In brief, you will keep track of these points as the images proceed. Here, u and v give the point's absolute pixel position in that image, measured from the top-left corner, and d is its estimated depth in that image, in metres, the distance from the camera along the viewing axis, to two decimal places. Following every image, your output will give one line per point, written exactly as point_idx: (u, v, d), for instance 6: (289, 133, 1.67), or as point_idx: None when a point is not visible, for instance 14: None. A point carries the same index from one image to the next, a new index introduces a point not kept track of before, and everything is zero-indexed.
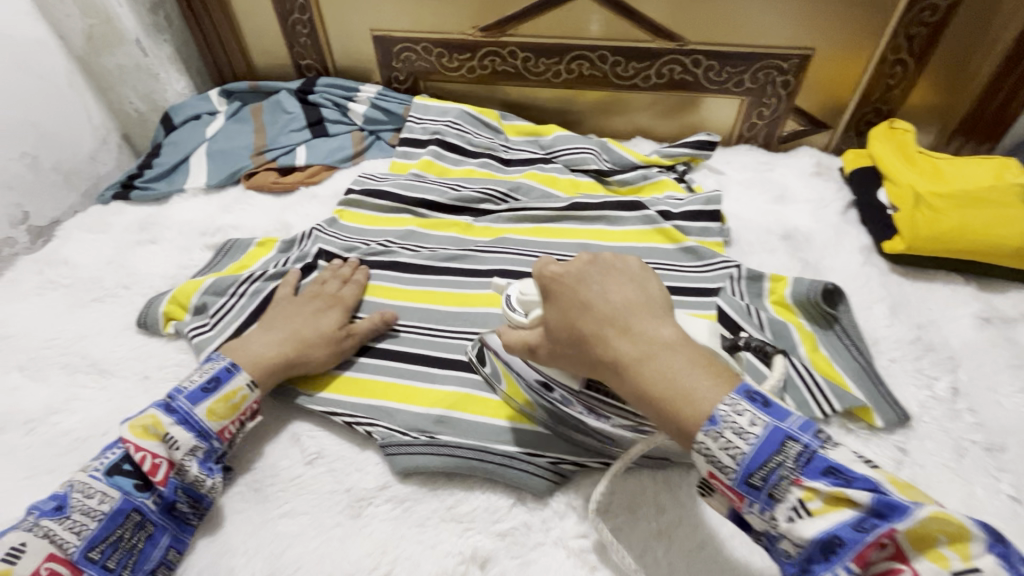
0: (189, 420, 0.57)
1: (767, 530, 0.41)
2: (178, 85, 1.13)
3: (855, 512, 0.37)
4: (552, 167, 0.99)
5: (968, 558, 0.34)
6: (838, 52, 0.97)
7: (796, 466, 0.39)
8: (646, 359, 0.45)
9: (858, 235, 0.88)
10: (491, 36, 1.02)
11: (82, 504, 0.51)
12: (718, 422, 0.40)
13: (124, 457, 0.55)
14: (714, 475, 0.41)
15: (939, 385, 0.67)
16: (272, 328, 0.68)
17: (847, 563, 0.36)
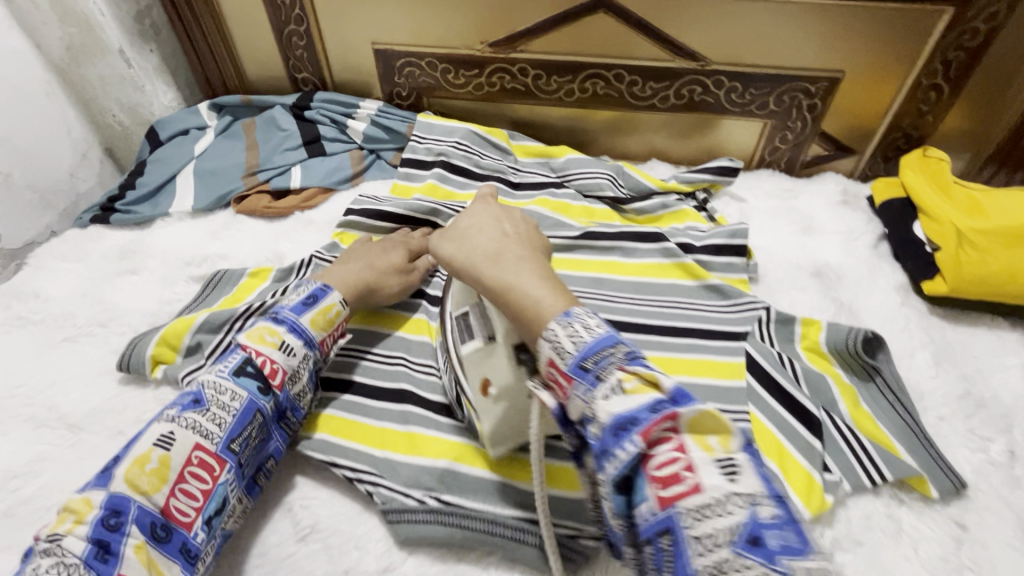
0: (297, 330, 0.59)
1: (583, 416, 0.39)
2: (165, 97, 1.06)
3: (659, 396, 0.37)
4: (564, 193, 0.93)
5: (729, 449, 0.36)
6: (869, 76, 0.91)
7: (624, 358, 0.40)
8: (479, 261, 0.49)
9: (892, 272, 0.82)
10: (501, 53, 0.96)
11: (219, 398, 0.52)
12: (572, 316, 0.42)
13: (244, 361, 0.55)
14: (552, 361, 0.41)
15: (994, 448, 0.61)
16: (349, 261, 0.69)
17: (635, 440, 0.36)
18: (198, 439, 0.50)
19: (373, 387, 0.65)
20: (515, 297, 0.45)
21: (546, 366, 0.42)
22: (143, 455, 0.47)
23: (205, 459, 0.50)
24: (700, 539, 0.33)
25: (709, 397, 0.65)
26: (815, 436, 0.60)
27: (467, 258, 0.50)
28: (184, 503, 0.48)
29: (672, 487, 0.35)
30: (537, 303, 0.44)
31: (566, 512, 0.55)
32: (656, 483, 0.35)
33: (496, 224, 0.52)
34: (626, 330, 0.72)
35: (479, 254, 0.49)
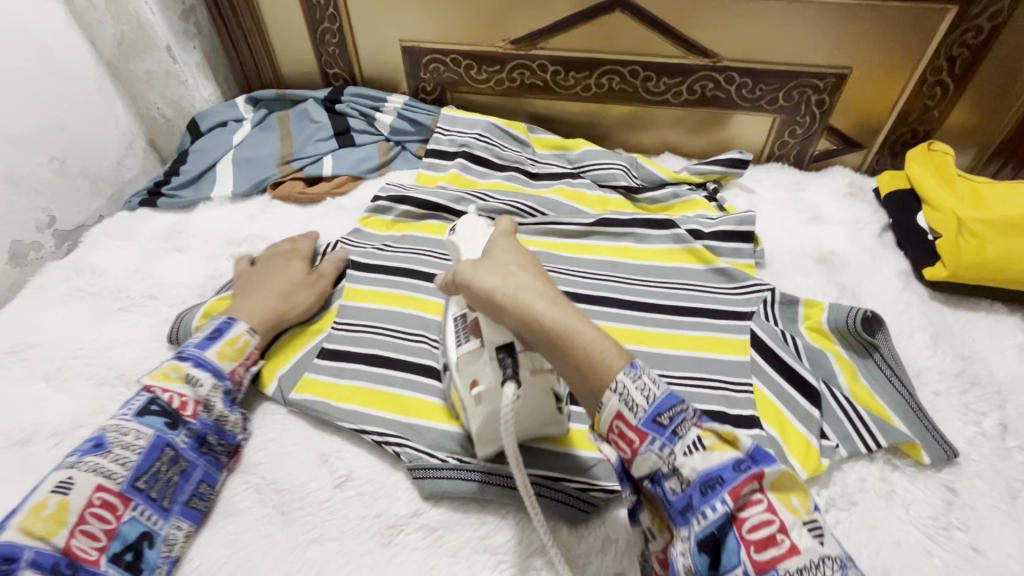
0: (202, 361, 0.62)
1: (657, 470, 0.44)
2: (205, 91, 1.13)
3: (738, 454, 0.43)
4: (580, 182, 0.98)
5: (809, 509, 0.42)
6: (876, 72, 0.95)
7: (694, 415, 0.45)
8: (522, 290, 0.47)
9: (896, 260, 0.86)
10: (521, 49, 1.01)
11: (120, 440, 0.55)
12: (637, 369, 0.45)
13: (150, 400, 0.58)
14: (621, 415, 0.44)
15: (987, 421, 0.65)
16: (253, 292, 0.72)
17: (722, 496, 0.41)
18: (99, 480, 0.52)
19: (401, 359, 0.69)
20: (578, 342, 0.46)
21: (614, 420, 0.45)
22: (39, 504, 0.49)
23: (108, 499, 0.52)
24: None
25: (714, 369, 0.69)
26: (813, 406, 0.64)
27: (510, 287, 0.47)
28: (87, 543, 0.50)
29: (767, 551, 0.39)
30: (598, 350, 0.45)
31: (581, 468, 0.60)
32: (750, 546, 0.39)
33: (524, 257, 0.51)
34: (638, 310, 0.77)
35: (526, 287, 0.48)
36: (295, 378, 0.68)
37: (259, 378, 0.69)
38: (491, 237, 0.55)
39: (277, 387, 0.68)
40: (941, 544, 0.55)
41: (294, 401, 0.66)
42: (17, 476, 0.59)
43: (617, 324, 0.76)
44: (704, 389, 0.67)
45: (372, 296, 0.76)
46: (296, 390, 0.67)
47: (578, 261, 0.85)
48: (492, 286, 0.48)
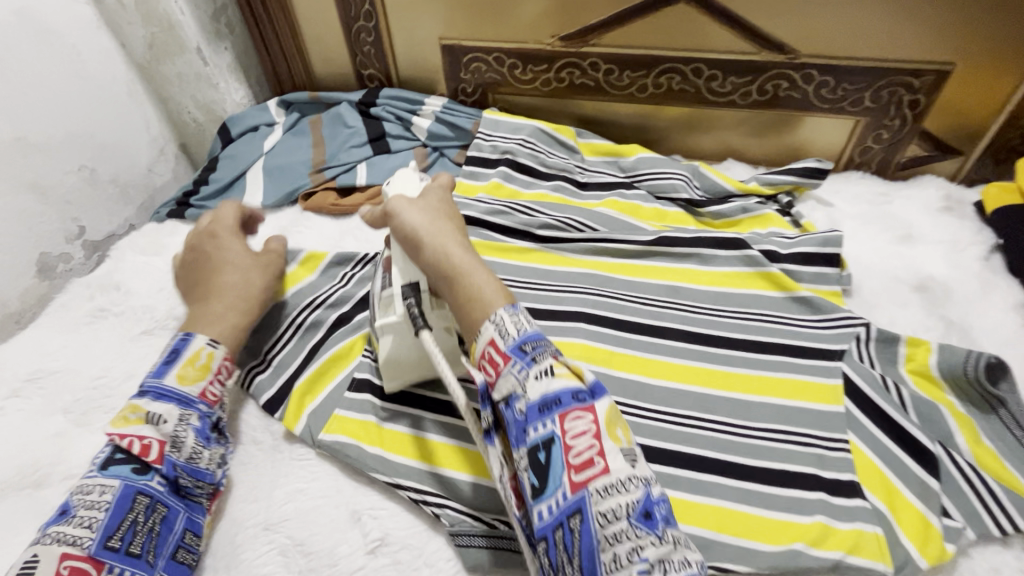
0: (163, 391, 0.55)
1: (512, 393, 0.46)
2: (236, 94, 1.08)
3: (580, 385, 0.46)
4: (634, 194, 0.88)
5: (629, 442, 0.46)
6: (985, 68, 0.82)
7: (555, 349, 0.48)
8: (440, 240, 0.53)
9: (1009, 289, 0.74)
10: (572, 47, 0.92)
11: (86, 500, 0.49)
12: (517, 310, 0.50)
13: (114, 449, 0.52)
14: (492, 341, 0.48)
15: None
16: (209, 298, 0.64)
17: (554, 417, 0.44)
18: (66, 549, 0.46)
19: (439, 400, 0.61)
20: (471, 282, 0.51)
21: (487, 345, 0.48)
22: None
23: (78, 566, 0.46)
24: (603, 513, 0.41)
25: (801, 420, 0.59)
26: (928, 473, 0.54)
27: (430, 230, 0.54)
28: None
29: (585, 473, 0.43)
30: (485, 292, 0.50)
31: None
32: (572, 469, 0.43)
33: (452, 211, 0.59)
34: (708, 344, 0.67)
35: (442, 234, 0.54)
36: (323, 418, 0.61)
37: (288, 411, 0.62)
38: (425, 185, 0.62)
39: (306, 426, 0.61)
40: None
41: (323, 443, 0.59)
42: (31, 524, 0.54)
43: (682, 361, 0.65)
44: (792, 445, 0.57)
45: None
46: (325, 429, 0.60)
47: (634, 285, 0.75)
48: (415, 226, 0.54)
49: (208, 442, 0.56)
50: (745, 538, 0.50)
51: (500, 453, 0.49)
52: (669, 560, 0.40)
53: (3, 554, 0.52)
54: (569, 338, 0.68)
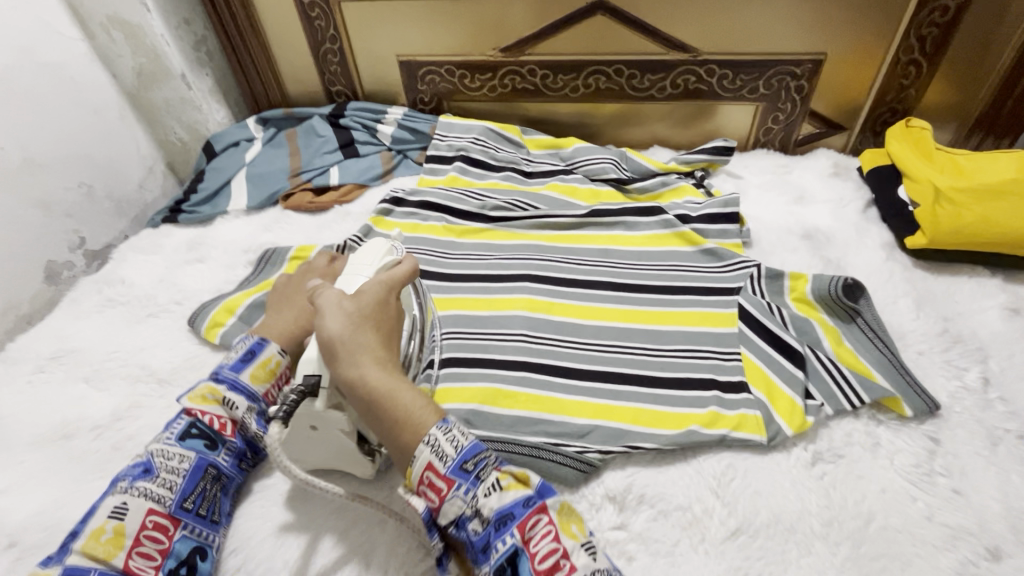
0: (237, 385, 0.62)
1: (462, 515, 0.48)
2: (218, 115, 1.21)
3: (529, 492, 0.49)
4: (572, 177, 1.03)
5: (585, 532, 0.50)
6: (851, 55, 0.99)
7: (495, 458, 0.51)
8: (360, 357, 0.52)
9: (880, 232, 0.89)
10: (511, 56, 1.07)
11: (166, 464, 0.56)
12: (449, 424, 0.51)
13: (191, 424, 0.60)
14: (431, 466, 0.48)
15: (970, 376, 0.67)
16: (281, 310, 0.73)
17: (513, 530, 0.46)
18: (151, 504, 0.54)
19: None
20: (398, 405, 0.51)
21: (424, 470, 0.48)
22: (97, 528, 0.50)
23: (159, 521, 0.54)
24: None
25: (701, 339, 0.73)
26: (798, 369, 0.67)
27: (350, 342, 0.52)
28: (144, 562, 0.51)
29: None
30: (415, 412, 0.50)
31: (580, 434, 0.63)
32: (543, 573, 0.45)
33: (386, 317, 0.57)
34: (629, 290, 0.80)
35: (360, 347, 0.52)
36: None
37: None
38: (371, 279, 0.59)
39: None
40: (925, 489, 0.57)
41: None
42: (64, 465, 0.64)
43: (607, 304, 0.79)
44: (695, 358, 0.70)
45: None
46: None
47: (569, 250, 0.89)
48: (336, 336, 0.52)
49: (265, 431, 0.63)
50: (653, 426, 0.63)
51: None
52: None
53: (43, 487, 0.62)
54: (515, 293, 0.80)
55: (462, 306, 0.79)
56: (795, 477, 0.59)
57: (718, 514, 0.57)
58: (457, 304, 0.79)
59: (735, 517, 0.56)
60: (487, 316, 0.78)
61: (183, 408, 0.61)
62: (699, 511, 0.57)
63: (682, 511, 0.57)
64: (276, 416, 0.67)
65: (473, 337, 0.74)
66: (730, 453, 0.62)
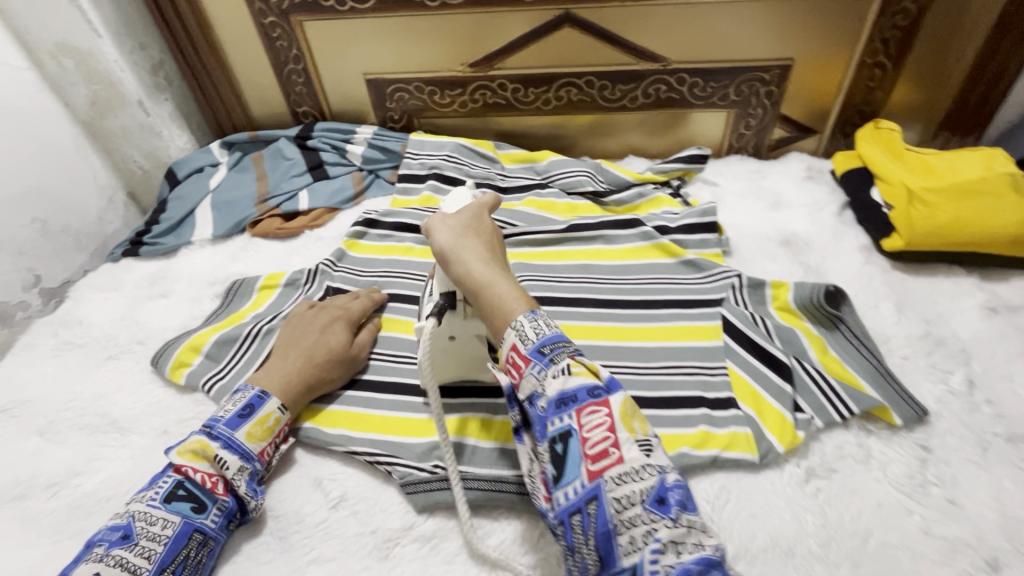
0: (231, 443, 0.59)
1: (533, 391, 0.51)
2: (180, 140, 1.15)
3: (597, 383, 0.50)
4: (549, 192, 1.01)
5: (647, 431, 0.49)
6: (817, 60, 0.99)
7: (571, 348, 0.52)
8: (468, 258, 0.56)
9: (856, 235, 0.89)
10: (480, 71, 1.05)
11: (147, 530, 0.52)
12: (536, 315, 0.54)
13: (177, 484, 0.56)
14: (515, 346, 0.52)
15: (954, 378, 0.67)
16: (285, 355, 0.68)
17: (570, 412, 0.48)
18: None
19: (384, 383, 0.71)
20: (495, 294, 0.55)
21: (509, 350, 0.53)
22: None
23: None
24: (618, 499, 0.44)
25: (687, 355, 0.71)
26: (784, 380, 0.66)
27: (456, 248, 0.57)
28: None
29: (601, 462, 0.46)
30: (507, 301, 0.54)
31: None
32: (590, 459, 0.46)
33: (485, 228, 0.60)
34: (612, 307, 0.79)
35: (467, 246, 0.57)
36: None
37: None
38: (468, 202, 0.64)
39: None
40: (919, 500, 0.56)
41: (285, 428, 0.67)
42: (17, 529, 0.60)
43: (590, 323, 0.77)
44: (681, 375, 0.69)
45: None
46: None
47: (548, 268, 0.86)
48: (448, 248, 0.57)
49: (258, 495, 0.59)
50: None
51: (530, 449, 0.54)
52: (687, 541, 0.43)
53: None
54: None
55: None
56: (789, 496, 0.58)
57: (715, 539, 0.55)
58: None
59: (731, 543, 0.55)
60: None
61: (170, 466, 0.58)
62: None
63: None
64: (267, 476, 0.63)
65: None
66: (723, 474, 0.60)
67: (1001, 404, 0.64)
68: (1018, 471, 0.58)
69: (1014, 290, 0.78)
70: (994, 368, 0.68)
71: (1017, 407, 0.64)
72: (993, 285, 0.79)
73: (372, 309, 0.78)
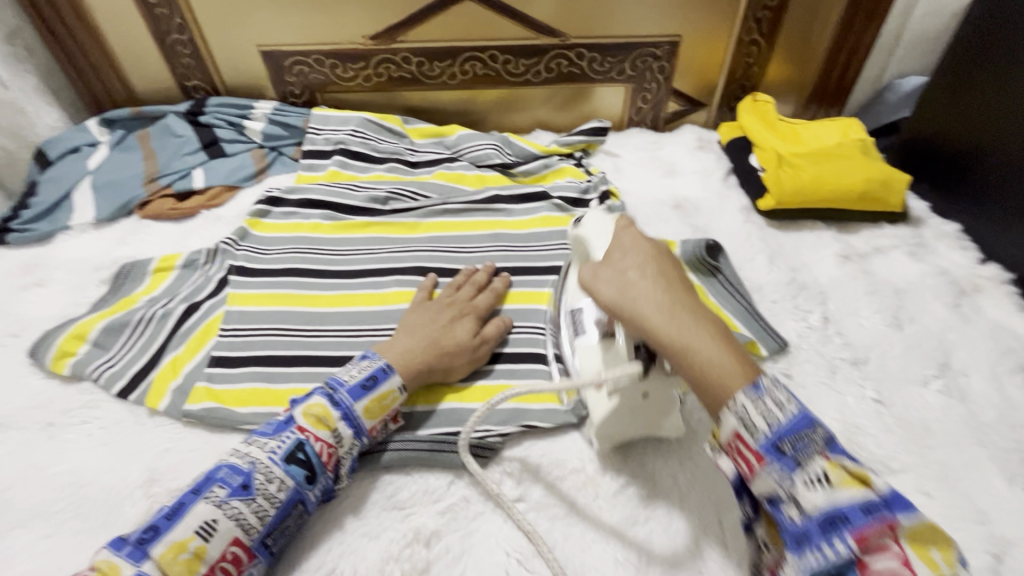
0: (352, 417, 0.57)
1: (773, 496, 0.41)
2: (49, 118, 1.05)
3: (870, 496, 0.38)
4: (458, 165, 1.02)
5: (952, 564, 0.36)
6: (702, 37, 1.07)
7: (822, 443, 0.40)
8: (642, 300, 0.48)
9: (738, 197, 0.98)
10: (382, 44, 1.04)
11: (265, 488, 0.51)
12: (763, 391, 0.42)
13: (298, 446, 0.53)
14: (739, 435, 0.42)
15: (813, 316, 0.77)
16: (411, 334, 0.66)
17: (843, 538, 0.36)
18: (237, 532, 0.49)
19: (291, 356, 0.71)
20: (694, 359, 0.45)
21: (732, 438, 0.43)
22: (179, 543, 0.46)
23: (238, 554, 0.49)
24: None
25: None
26: None
27: (630, 298, 0.49)
28: None
29: (883, 563, 0.35)
30: (716, 367, 0.44)
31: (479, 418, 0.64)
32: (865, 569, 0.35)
33: (648, 252, 0.52)
34: (519, 272, 0.82)
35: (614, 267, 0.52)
36: (187, 391, 0.66)
37: (147, 397, 0.66)
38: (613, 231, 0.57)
39: (170, 402, 0.65)
40: None
41: (190, 412, 0.64)
42: None
43: None
44: None
45: (262, 299, 0.77)
46: (191, 401, 0.65)
47: (457, 237, 0.88)
48: (589, 279, 0.53)
49: (351, 474, 0.58)
50: (550, 401, 0.65)
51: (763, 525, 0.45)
52: None
53: None
54: (409, 288, 0.80)
55: (353, 303, 0.78)
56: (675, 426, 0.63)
57: (609, 470, 0.60)
58: (347, 302, 0.78)
59: (624, 471, 0.60)
60: (379, 311, 0.77)
61: (292, 422, 0.55)
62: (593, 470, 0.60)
63: (579, 470, 0.60)
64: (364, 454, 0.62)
65: (364, 334, 0.74)
66: None
67: (849, 335, 0.75)
68: (859, 389, 0.68)
69: (864, 239, 0.90)
70: (845, 306, 0.79)
71: (862, 337, 0.75)
72: (847, 236, 0.90)
73: (496, 303, 0.74)
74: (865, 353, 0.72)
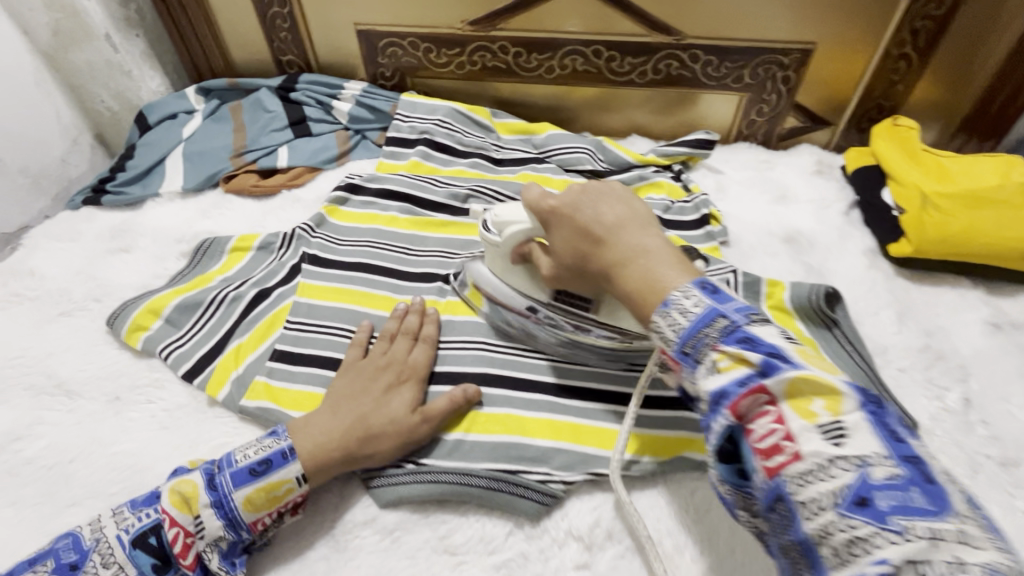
0: (226, 506, 0.51)
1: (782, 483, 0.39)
2: (152, 82, 1.06)
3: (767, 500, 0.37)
4: (545, 167, 0.95)
5: (838, 413, 0.35)
6: (838, 47, 0.93)
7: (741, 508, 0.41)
8: (585, 211, 0.52)
9: (862, 237, 0.85)
10: (480, 31, 0.98)
11: (96, 571, 0.47)
12: (671, 305, 0.42)
13: (152, 529, 0.49)
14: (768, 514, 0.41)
15: (950, 396, 0.65)
16: (335, 410, 0.56)
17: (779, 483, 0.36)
18: None
19: None
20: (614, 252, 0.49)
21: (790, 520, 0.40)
22: None
23: None
24: (806, 503, 0.34)
25: None
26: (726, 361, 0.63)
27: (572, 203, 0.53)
28: None
29: (775, 458, 0.36)
30: (639, 268, 0.46)
31: (540, 458, 0.58)
32: (760, 455, 0.37)
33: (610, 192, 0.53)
34: None
35: (592, 198, 0.53)
36: (245, 384, 0.64)
37: (207, 384, 0.64)
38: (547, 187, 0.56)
39: (228, 393, 0.64)
40: None
41: (247, 409, 0.62)
42: None
43: None
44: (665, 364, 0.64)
45: (330, 293, 0.74)
46: (248, 396, 0.63)
47: None
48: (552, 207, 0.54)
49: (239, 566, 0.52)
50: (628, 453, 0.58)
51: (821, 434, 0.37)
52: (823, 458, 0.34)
53: None
54: None
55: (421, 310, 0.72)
56: None
57: (688, 549, 0.53)
58: None
59: (706, 553, 0.52)
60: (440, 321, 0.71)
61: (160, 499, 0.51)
62: (670, 544, 0.53)
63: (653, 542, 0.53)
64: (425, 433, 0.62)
65: None
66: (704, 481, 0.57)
67: (996, 426, 0.62)
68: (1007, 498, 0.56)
69: (1020, 307, 0.75)
70: (992, 387, 0.66)
71: (1012, 430, 0.62)
72: (999, 300, 0.76)
73: (435, 359, 0.65)
74: (1017, 453, 0.60)
